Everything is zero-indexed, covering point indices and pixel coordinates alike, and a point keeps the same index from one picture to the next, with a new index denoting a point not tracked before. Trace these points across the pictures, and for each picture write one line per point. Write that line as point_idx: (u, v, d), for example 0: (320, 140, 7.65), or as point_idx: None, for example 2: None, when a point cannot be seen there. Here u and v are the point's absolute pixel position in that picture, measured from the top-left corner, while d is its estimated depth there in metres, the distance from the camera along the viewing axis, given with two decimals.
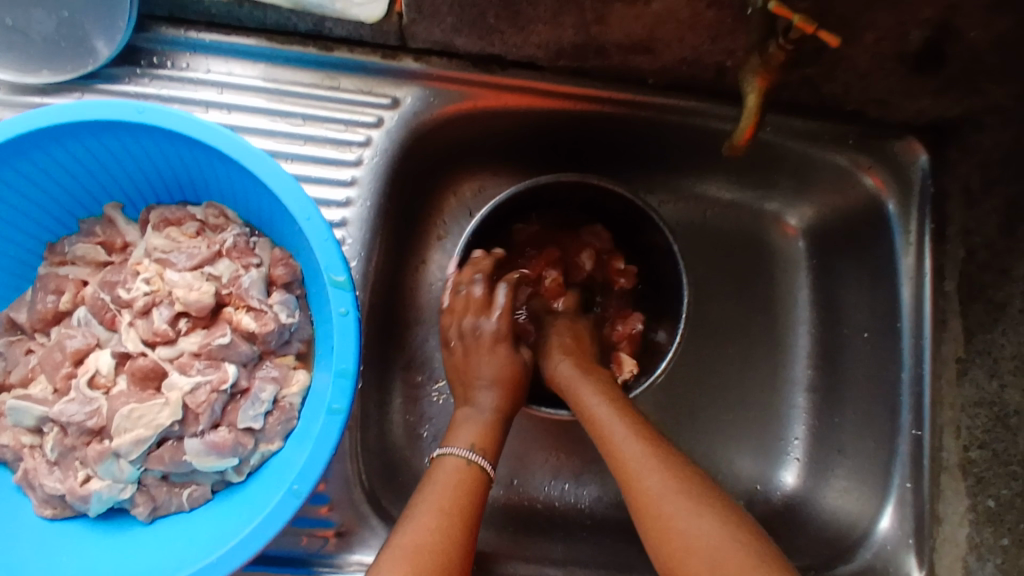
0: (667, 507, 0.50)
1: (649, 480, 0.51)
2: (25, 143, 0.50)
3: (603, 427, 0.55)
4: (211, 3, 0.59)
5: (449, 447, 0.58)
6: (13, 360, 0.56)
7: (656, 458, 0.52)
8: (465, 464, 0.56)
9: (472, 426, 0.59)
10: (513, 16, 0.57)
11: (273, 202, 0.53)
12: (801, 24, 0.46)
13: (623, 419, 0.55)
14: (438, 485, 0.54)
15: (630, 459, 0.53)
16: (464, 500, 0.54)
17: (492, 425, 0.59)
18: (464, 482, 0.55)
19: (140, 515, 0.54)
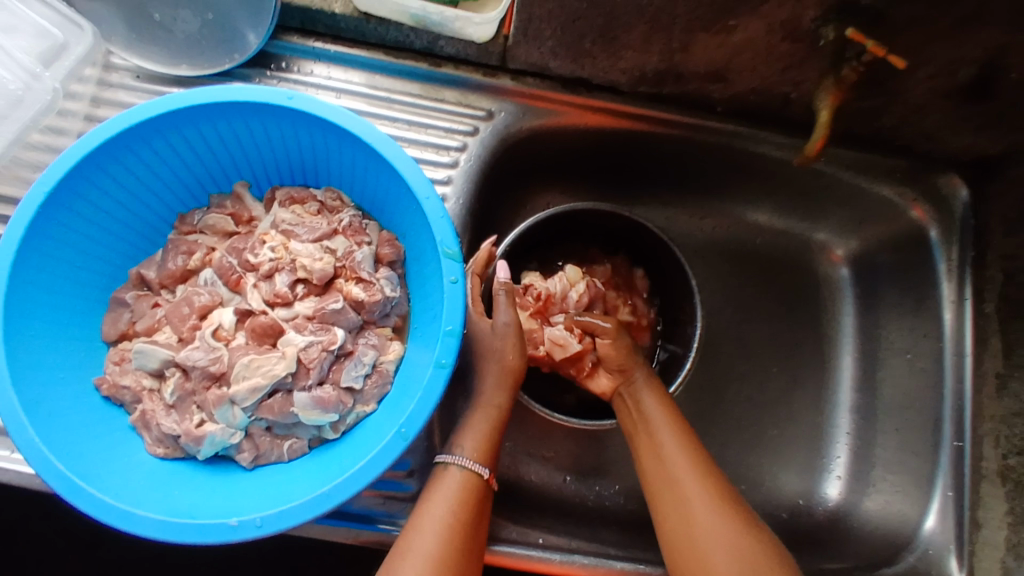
0: (704, 517, 0.57)
1: (692, 508, 0.58)
2: (184, 116, 0.57)
3: (657, 432, 0.62)
4: (341, 19, 0.67)
5: (454, 456, 0.59)
6: (140, 312, 0.60)
7: (700, 472, 0.59)
8: (465, 476, 0.58)
9: (477, 435, 0.61)
10: (608, 42, 0.64)
11: (394, 184, 0.60)
12: (874, 49, 0.54)
13: (676, 429, 0.62)
14: (436, 494, 0.57)
15: (683, 478, 0.59)
16: (467, 513, 0.57)
17: (490, 435, 0.61)
18: (468, 494, 0.58)
19: (243, 461, 0.58)
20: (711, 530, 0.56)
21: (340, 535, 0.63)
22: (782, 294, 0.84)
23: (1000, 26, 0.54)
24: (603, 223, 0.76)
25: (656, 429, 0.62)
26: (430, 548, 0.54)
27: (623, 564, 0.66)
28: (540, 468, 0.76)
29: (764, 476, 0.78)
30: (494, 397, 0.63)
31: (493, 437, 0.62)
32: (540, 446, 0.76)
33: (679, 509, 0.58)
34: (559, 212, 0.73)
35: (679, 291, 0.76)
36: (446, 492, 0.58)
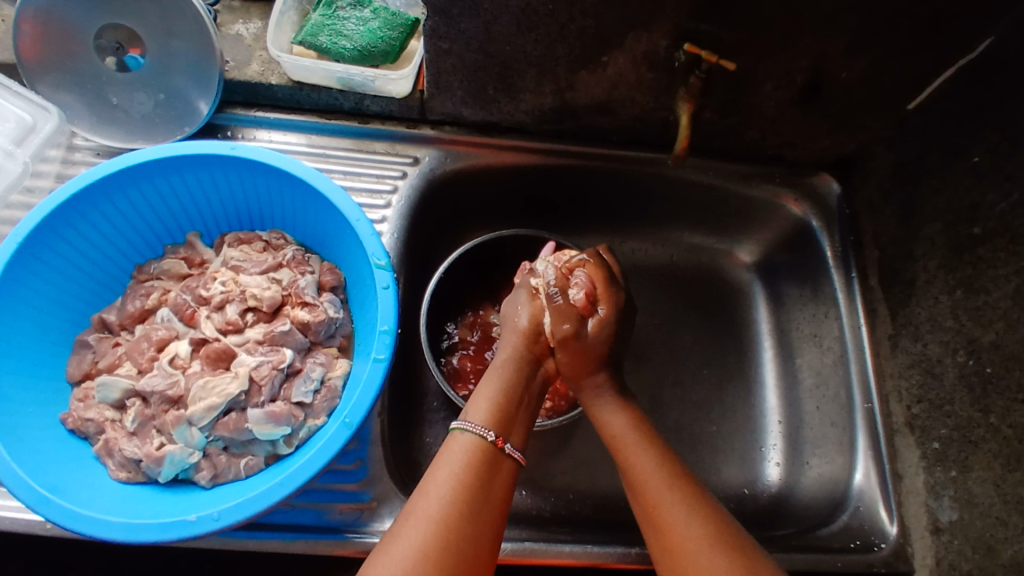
0: (690, 549, 0.55)
1: (667, 533, 0.57)
2: (140, 172, 0.66)
3: (635, 468, 0.61)
4: (278, 89, 0.78)
5: (466, 422, 0.61)
6: (103, 351, 0.66)
7: (683, 504, 0.58)
8: (474, 439, 0.59)
9: (482, 399, 0.63)
10: (507, 87, 0.75)
11: (330, 216, 0.68)
12: (708, 57, 0.66)
13: (660, 464, 0.61)
14: (447, 457, 0.58)
15: (655, 503, 0.58)
16: (472, 473, 0.57)
17: (501, 393, 0.63)
18: (468, 464, 0.58)
19: (202, 480, 0.62)
20: (700, 561, 0.54)
21: (300, 547, 0.65)
22: (700, 301, 0.92)
23: (816, 39, 0.66)
24: (527, 251, 0.85)
25: (633, 465, 0.62)
26: (435, 508, 0.54)
27: (572, 547, 0.69)
28: None
29: (708, 471, 0.82)
30: (507, 376, 0.65)
31: (503, 405, 0.62)
32: None
33: (658, 539, 0.57)
34: (487, 240, 0.82)
35: None
36: (451, 460, 0.58)
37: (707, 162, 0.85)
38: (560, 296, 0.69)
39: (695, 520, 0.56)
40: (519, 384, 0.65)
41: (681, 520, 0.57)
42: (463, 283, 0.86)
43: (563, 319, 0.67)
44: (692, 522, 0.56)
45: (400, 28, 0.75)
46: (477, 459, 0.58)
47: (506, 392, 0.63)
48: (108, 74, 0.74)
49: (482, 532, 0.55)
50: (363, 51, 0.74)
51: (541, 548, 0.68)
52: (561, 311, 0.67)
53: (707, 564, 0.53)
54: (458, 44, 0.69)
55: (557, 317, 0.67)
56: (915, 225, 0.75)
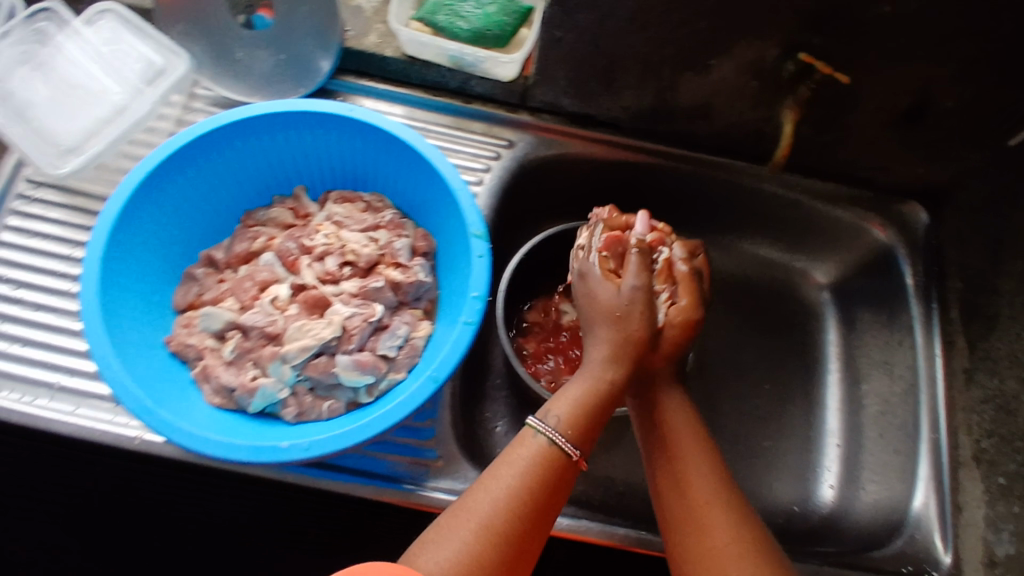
0: (733, 561, 0.56)
1: (710, 536, 0.57)
2: (263, 122, 0.70)
3: (687, 465, 0.60)
4: (391, 62, 0.81)
5: (546, 426, 0.59)
6: (208, 285, 0.70)
7: (730, 514, 0.58)
8: (550, 448, 0.58)
9: (571, 405, 0.60)
10: (610, 82, 0.77)
11: (432, 184, 0.71)
12: (822, 69, 0.68)
13: (711, 468, 0.60)
14: (518, 457, 0.58)
15: (704, 504, 0.58)
16: (540, 482, 0.57)
17: (593, 402, 0.61)
18: (536, 468, 0.57)
19: (288, 415, 0.65)
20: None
21: (366, 492, 0.68)
22: (767, 317, 0.93)
23: (926, 63, 0.67)
24: None
25: (686, 461, 0.61)
26: (494, 511, 0.55)
27: (626, 530, 0.71)
28: None
29: (760, 485, 0.82)
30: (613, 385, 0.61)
31: (597, 417, 0.61)
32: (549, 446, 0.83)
33: (695, 539, 0.57)
34: (569, 228, 0.84)
35: None
36: (521, 461, 0.58)
37: (794, 177, 0.86)
38: (685, 293, 0.65)
39: (741, 529, 0.57)
40: (620, 392, 0.62)
41: (728, 530, 0.57)
42: (542, 270, 0.88)
43: (692, 320, 0.64)
44: (739, 531, 0.57)
45: (514, 14, 0.78)
46: (547, 468, 0.57)
47: (598, 405, 0.61)
48: (235, 30, 0.79)
49: (533, 539, 0.56)
50: (477, 33, 0.77)
51: (597, 528, 0.70)
52: (690, 311, 0.64)
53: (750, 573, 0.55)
54: (573, 33, 0.71)
55: (686, 317, 0.64)
56: (1003, 260, 0.75)
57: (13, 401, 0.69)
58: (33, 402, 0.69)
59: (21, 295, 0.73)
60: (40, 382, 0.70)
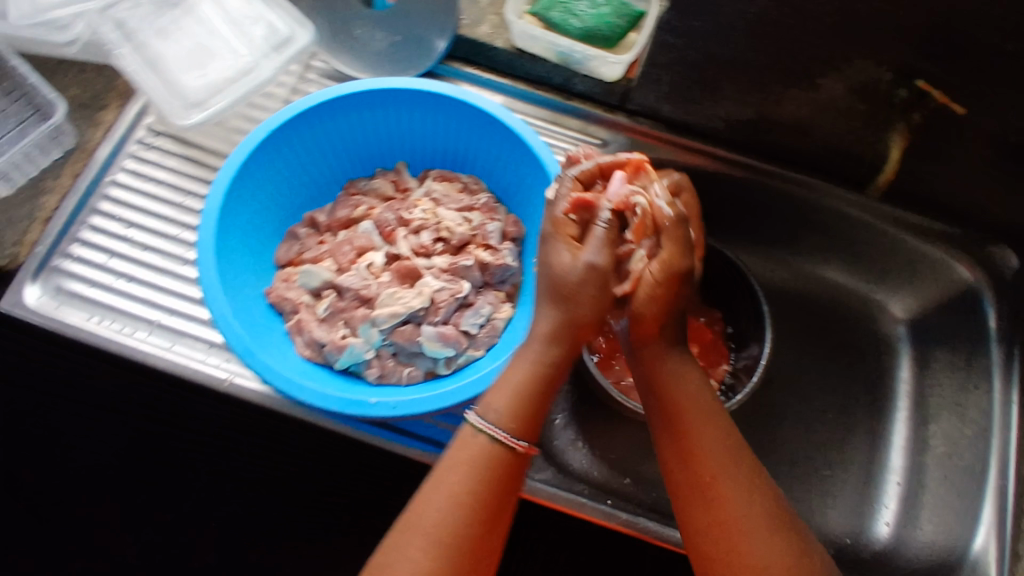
0: (746, 532, 0.56)
1: (722, 508, 0.57)
2: (378, 97, 0.73)
3: (694, 436, 0.59)
4: (500, 53, 0.84)
5: (486, 423, 0.58)
6: (309, 245, 0.74)
7: (740, 482, 0.58)
8: (493, 444, 0.57)
9: (511, 393, 0.59)
10: (714, 91, 0.78)
11: (531, 173, 0.73)
12: (940, 96, 0.69)
13: (719, 436, 0.59)
14: (460, 459, 0.57)
15: (713, 476, 0.58)
16: (485, 483, 0.57)
17: (533, 390, 0.59)
18: (482, 471, 0.57)
19: (370, 375, 0.68)
20: (756, 549, 0.55)
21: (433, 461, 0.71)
22: (839, 340, 0.92)
23: None
24: None
25: (693, 432, 0.60)
26: (442, 517, 0.55)
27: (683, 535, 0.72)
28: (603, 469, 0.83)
29: (814, 510, 0.82)
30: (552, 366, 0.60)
31: (535, 400, 0.59)
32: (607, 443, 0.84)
33: (706, 511, 0.58)
34: None
35: (750, 324, 0.84)
36: (465, 461, 0.57)
37: (886, 207, 0.85)
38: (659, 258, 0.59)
39: (751, 496, 0.57)
40: (558, 369, 0.60)
41: (739, 500, 0.57)
42: None
43: (666, 288, 0.59)
44: (751, 502, 0.57)
45: (627, 17, 0.78)
46: (492, 468, 0.57)
47: (536, 391, 0.59)
48: (356, 9, 0.82)
49: (489, 540, 0.56)
50: (588, 32, 0.78)
51: (654, 529, 0.71)
52: (667, 280, 0.59)
53: (763, 545, 0.55)
54: (685, 40, 0.72)
55: (660, 289, 0.59)
56: None
57: (115, 331, 0.74)
58: (133, 334, 0.74)
59: (131, 234, 0.78)
60: (141, 316, 0.75)
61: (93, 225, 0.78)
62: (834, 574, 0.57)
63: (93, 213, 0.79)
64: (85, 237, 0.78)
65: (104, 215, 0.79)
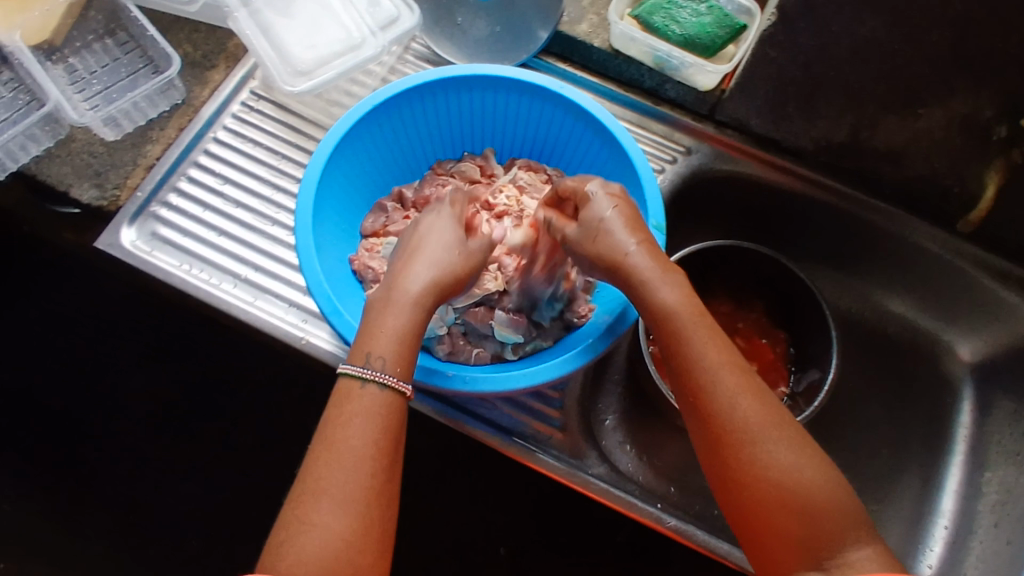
0: (745, 440, 0.54)
1: (720, 418, 0.55)
2: (479, 83, 0.74)
3: (683, 347, 0.57)
4: (596, 52, 0.85)
5: (358, 366, 0.56)
6: (395, 219, 0.76)
7: (734, 387, 0.55)
8: (382, 391, 0.56)
9: (383, 329, 0.58)
10: (809, 110, 0.78)
11: (619, 172, 0.74)
12: None
13: (707, 343, 0.56)
14: (356, 413, 0.55)
15: (706, 386, 0.55)
16: (384, 432, 0.55)
17: (409, 327, 0.59)
18: (378, 421, 0.55)
19: (440, 351, 0.70)
20: (757, 456, 0.53)
21: (492, 442, 0.73)
22: (896, 380, 0.92)
23: None
24: (757, 266, 0.87)
25: (682, 343, 0.57)
26: (350, 475, 0.53)
27: (729, 548, 0.72)
28: (651, 473, 0.84)
29: None
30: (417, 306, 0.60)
31: (404, 332, 0.58)
32: (656, 447, 0.85)
33: (704, 424, 0.56)
34: (724, 246, 0.86)
35: (815, 347, 0.84)
36: (359, 414, 0.55)
37: (971, 247, 0.83)
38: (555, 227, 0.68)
39: (753, 408, 0.54)
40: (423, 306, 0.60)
41: (737, 405, 0.54)
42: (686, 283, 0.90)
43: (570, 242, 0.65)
44: (754, 416, 0.54)
45: (728, 29, 0.77)
46: (389, 414, 0.56)
47: (407, 328, 0.58)
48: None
49: (394, 491, 0.55)
50: (688, 39, 0.78)
51: (702, 538, 0.71)
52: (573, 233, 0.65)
53: (758, 457, 0.53)
54: (787, 54, 0.73)
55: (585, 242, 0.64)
56: None
57: (202, 280, 0.77)
58: (219, 285, 0.77)
59: (226, 190, 0.82)
60: (228, 269, 0.78)
61: (191, 177, 0.82)
62: (836, 472, 0.54)
63: (191, 165, 0.83)
64: (183, 187, 0.81)
65: (202, 169, 0.83)
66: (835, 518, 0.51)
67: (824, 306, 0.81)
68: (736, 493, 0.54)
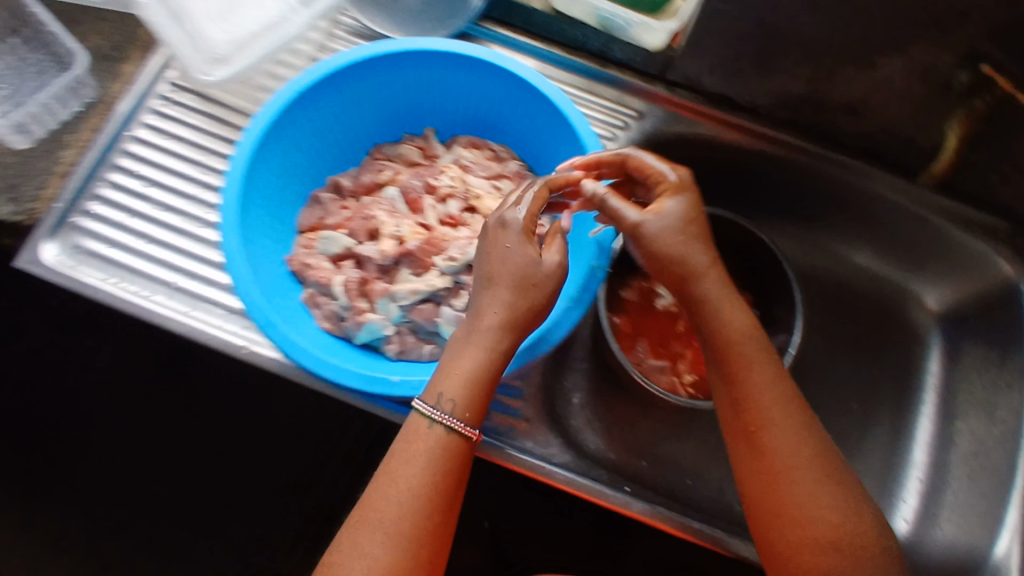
0: (790, 479, 0.59)
1: (768, 455, 0.59)
2: (410, 59, 0.69)
3: (743, 385, 0.61)
4: (536, 14, 0.80)
5: (432, 408, 0.58)
6: (331, 211, 0.72)
7: (785, 430, 0.60)
8: (443, 433, 0.57)
9: (459, 374, 0.58)
10: (763, 65, 0.74)
11: (566, 145, 0.70)
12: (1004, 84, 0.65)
13: (770, 387, 0.61)
14: (419, 451, 0.57)
15: (759, 425, 0.60)
16: (442, 475, 0.57)
17: (481, 367, 0.58)
18: (437, 464, 0.57)
19: (390, 350, 0.67)
20: (799, 494, 0.58)
21: None
22: (864, 333, 0.90)
23: None
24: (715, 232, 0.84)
25: (741, 381, 0.61)
26: (402, 513, 0.55)
27: (700, 524, 0.71)
28: (621, 449, 0.82)
29: None
30: (498, 339, 0.58)
31: (477, 371, 0.58)
32: (624, 423, 0.83)
33: (753, 456, 0.60)
34: None
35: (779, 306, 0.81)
36: (419, 452, 0.57)
37: (935, 196, 0.81)
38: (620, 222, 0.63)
39: (797, 443, 0.59)
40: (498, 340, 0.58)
41: (781, 444, 0.59)
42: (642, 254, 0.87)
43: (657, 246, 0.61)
44: (797, 449, 0.59)
45: None
46: (449, 457, 0.57)
47: (479, 368, 0.57)
48: None
49: (446, 529, 0.57)
50: None
51: (670, 517, 0.70)
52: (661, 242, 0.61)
53: (805, 495, 0.58)
54: (739, 7, 0.69)
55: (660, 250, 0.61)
56: None
57: (131, 293, 0.72)
58: (150, 297, 0.72)
59: (151, 193, 0.76)
60: (159, 279, 0.73)
61: (112, 181, 0.76)
62: (873, 518, 0.59)
63: (111, 169, 0.77)
64: (104, 194, 0.76)
65: (123, 172, 0.77)
66: (862, 558, 0.57)
67: (786, 267, 0.79)
68: (768, 519, 0.59)
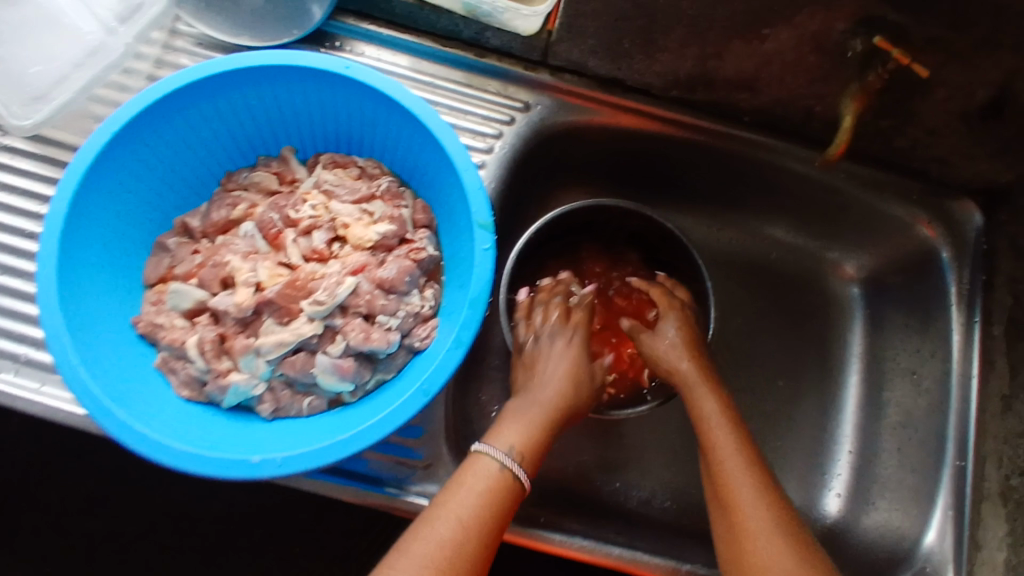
0: (759, 537, 0.56)
1: (739, 514, 0.58)
2: (244, 77, 0.60)
3: (719, 448, 0.62)
4: (398, 4, 0.71)
5: (490, 446, 0.59)
6: (181, 257, 0.64)
7: (755, 489, 0.59)
8: (502, 471, 0.57)
9: (518, 428, 0.60)
10: (646, 43, 0.67)
11: (436, 158, 0.62)
12: (899, 56, 0.59)
13: (741, 450, 0.61)
14: (472, 480, 0.56)
15: (731, 484, 0.60)
16: (491, 510, 0.54)
17: (537, 424, 0.61)
18: (487, 497, 0.55)
19: (264, 411, 0.60)
20: (763, 553, 0.56)
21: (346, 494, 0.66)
22: (786, 307, 0.87)
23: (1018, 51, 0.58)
24: (623, 224, 0.78)
25: (718, 444, 0.62)
26: (446, 537, 0.52)
27: (620, 550, 0.67)
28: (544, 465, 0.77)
29: None
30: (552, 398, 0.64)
31: (529, 427, 0.61)
32: None
33: (726, 516, 0.59)
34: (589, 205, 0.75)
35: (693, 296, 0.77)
36: (472, 482, 0.56)
37: (845, 163, 0.77)
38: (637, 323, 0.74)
39: (772, 511, 0.58)
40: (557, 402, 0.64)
41: (748, 499, 0.58)
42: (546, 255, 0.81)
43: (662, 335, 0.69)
44: (764, 507, 0.58)
45: None
46: (503, 497, 0.56)
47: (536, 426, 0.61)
48: None
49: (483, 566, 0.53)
50: None
51: (591, 547, 0.67)
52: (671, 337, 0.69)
53: (771, 554, 0.55)
54: None
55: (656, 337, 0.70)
56: None
57: None
58: None
59: None
60: (3, 354, 0.64)
61: None
62: None
63: None
64: None
65: None
66: None
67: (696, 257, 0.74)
68: None
